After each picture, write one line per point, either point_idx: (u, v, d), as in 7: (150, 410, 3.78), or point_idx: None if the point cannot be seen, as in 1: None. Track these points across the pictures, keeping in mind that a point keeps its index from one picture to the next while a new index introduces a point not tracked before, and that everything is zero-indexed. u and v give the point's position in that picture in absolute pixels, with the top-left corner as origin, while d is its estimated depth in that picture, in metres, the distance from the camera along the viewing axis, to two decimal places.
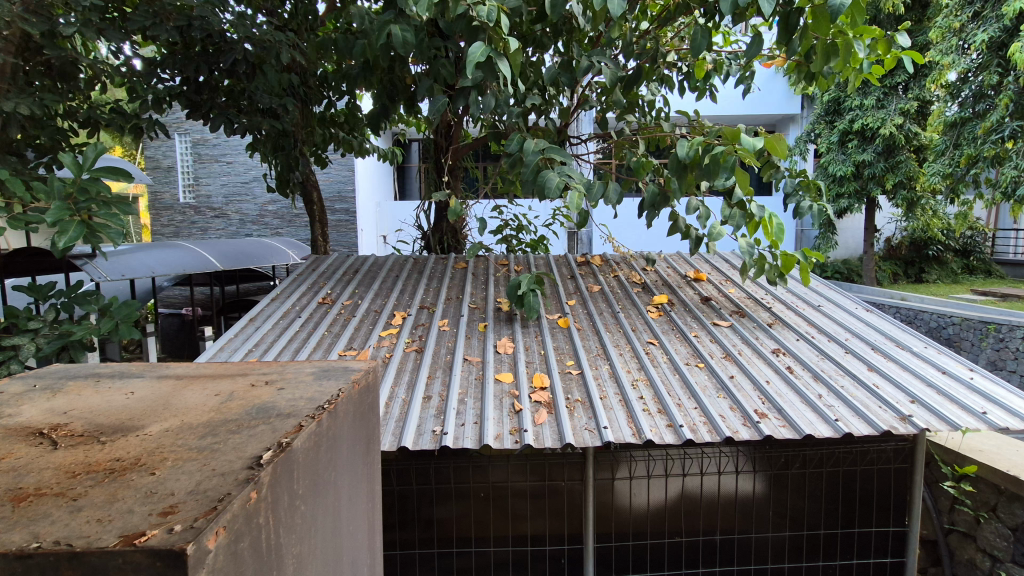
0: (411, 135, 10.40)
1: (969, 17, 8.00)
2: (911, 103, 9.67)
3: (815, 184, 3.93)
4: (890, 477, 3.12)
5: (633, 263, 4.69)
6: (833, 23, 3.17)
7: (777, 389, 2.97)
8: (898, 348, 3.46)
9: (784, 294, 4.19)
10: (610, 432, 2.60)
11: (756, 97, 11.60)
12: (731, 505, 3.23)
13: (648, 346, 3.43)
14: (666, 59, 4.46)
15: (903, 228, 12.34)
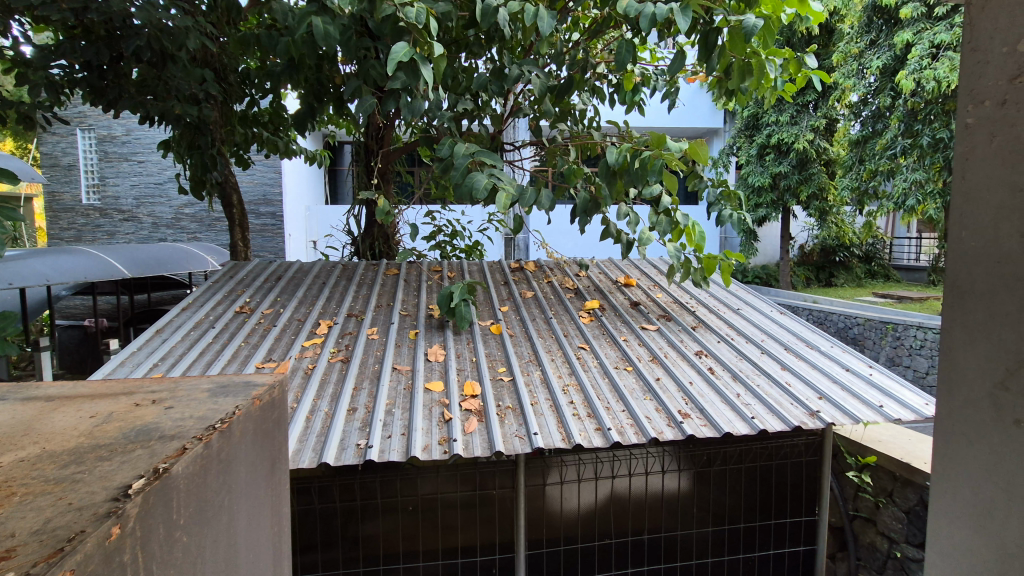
0: (343, 137, 10.14)
1: (866, 44, 8.86)
2: (820, 120, 10.47)
3: (736, 194, 4.14)
4: (802, 470, 3.30)
5: (566, 269, 4.75)
6: (747, 43, 3.35)
7: (699, 390, 3.10)
8: (808, 347, 3.70)
9: (707, 298, 4.38)
10: (540, 438, 2.60)
11: (682, 111, 12.21)
12: (658, 505, 3.32)
13: (579, 351, 3.47)
14: (596, 70, 4.57)
15: (814, 236, 13.36)
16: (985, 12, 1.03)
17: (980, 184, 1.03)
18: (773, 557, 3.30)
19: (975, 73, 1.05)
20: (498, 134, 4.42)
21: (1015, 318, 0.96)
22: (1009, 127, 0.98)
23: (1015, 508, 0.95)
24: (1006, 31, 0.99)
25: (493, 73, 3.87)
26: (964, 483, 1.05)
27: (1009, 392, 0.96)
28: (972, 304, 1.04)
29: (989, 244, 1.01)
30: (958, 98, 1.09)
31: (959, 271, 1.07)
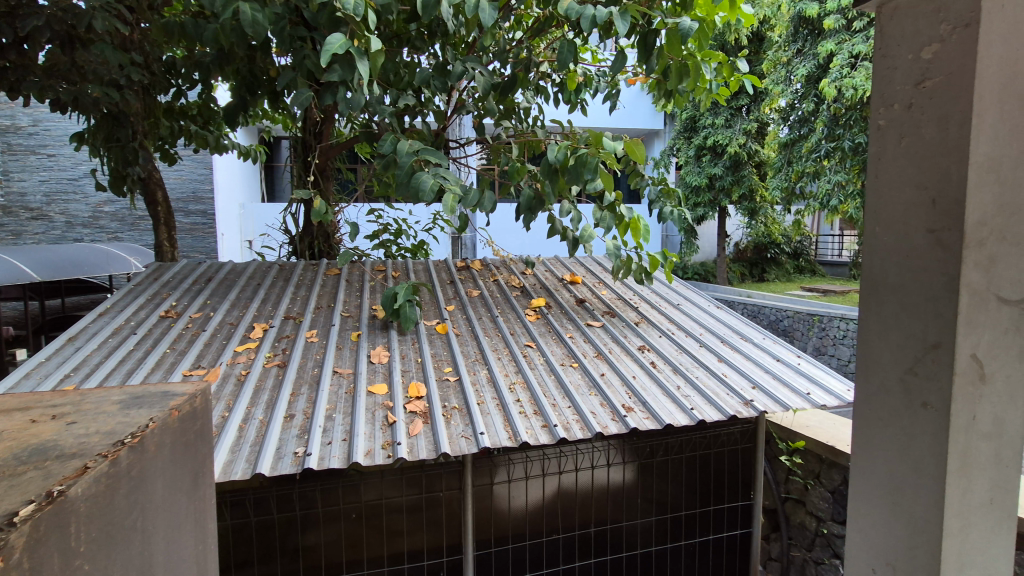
0: (279, 132, 9.74)
1: (793, 53, 9.42)
2: (752, 124, 11.01)
3: (675, 192, 4.27)
4: (738, 457, 3.45)
5: (512, 267, 4.76)
6: (683, 45, 3.45)
7: (642, 383, 3.17)
8: (743, 339, 3.87)
9: (649, 294, 4.50)
10: (486, 438, 2.58)
11: (623, 113, 12.53)
12: (604, 497, 3.38)
13: (525, 349, 3.48)
14: (539, 69, 4.59)
15: (747, 233, 14.07)
16: (894, 20, 1.10)
17: (891, 182, 1.09)
18: (712, 542, 3.43)
19: (885, 77, 1.12)
20: (442, 131, 4.35)
21: (923, 306, 1.02)
22: (915, 128, 1.05)
23: (924, 485, 1.02)
24: (913, 37, 1.06)
25: (436, 68, 3.82)
26: (879, 463, 1.11)
27: (918, 377, 1.03)
28: (886, 295, 1.10)
29: (900, 238, 1.07)
30: (872, 100, 1.15)
31: (875, 264, 1.13)
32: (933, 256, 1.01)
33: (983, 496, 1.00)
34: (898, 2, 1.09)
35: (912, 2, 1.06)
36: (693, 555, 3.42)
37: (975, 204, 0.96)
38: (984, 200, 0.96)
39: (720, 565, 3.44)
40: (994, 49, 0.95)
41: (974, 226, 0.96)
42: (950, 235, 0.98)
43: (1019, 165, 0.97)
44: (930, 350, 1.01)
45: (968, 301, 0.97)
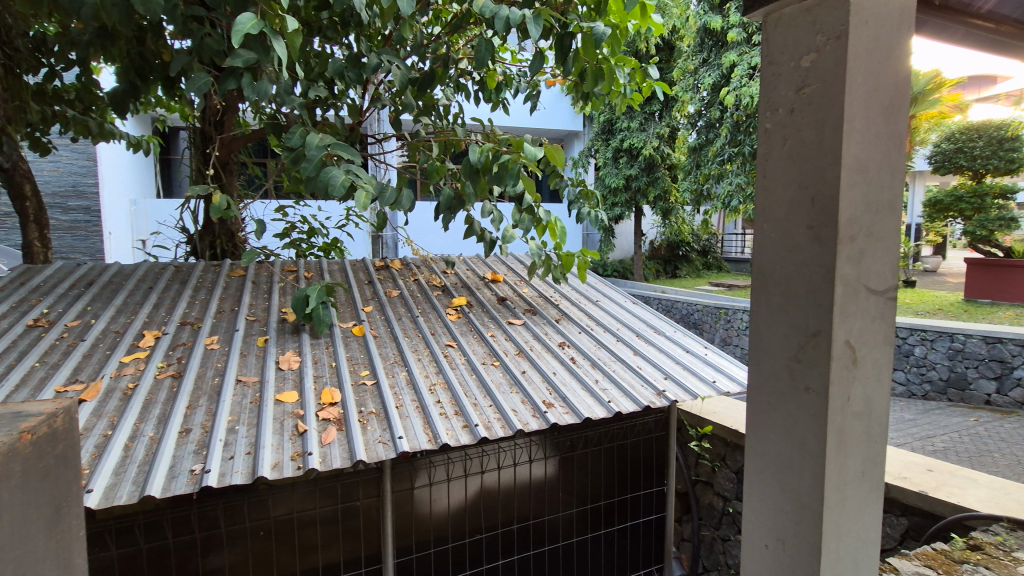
0: (175, 123, 8.96)
1: (700, 62, 10.05)
2: (664, 128, 11.53)
3: (593, 192, 4.38)
4: (653, 445, 3.62)
5: (432, 266, 4.67)
6: (597, 50, 3.56)
7: (562, 379, 3.23)
8: (656, 333, 4.05)
9: (568, 291, 4.59)
10: (405, 442, 2.51)
11: (543, 114, 12.75)
12: (526, 493, 3.41)
13: (446, 349, 3.42)
14: (457, 66, 4.52)
15: (661, 232, 14.81)
16: (777, 30, 1.18)
17: (776, 180, 1.16)
18: (630, 528, 3.56)
19: (771, 83, 1.19)
20: (357, 125, 4.19)
21: (804, 298, 1.10)
22: (796, 132, 1.12)
23: (805, 464, 1.10)
24: (794, 47, 1.13)
25: (349, 59, 3.66)
26: (769, 445, 1.18)
27: (802, 363, 1.10)
28: (773, 287, 1.18)
29: (784, 234, 1.15)
30: (760, 104, 1.22)
31: (763, 258, 1.20)
32: (812, 250, 1.08)
33: (856, 470, 1.09)
34: (782, 13, 1.16)
35: (793, 15, 1.14)
36: (612, 542, 3.53)
37: (846, 202, 1.04)
38: (854, 199, 1.05)
39: (637, 550, 3.57)
40: (861, 61, 1.04)
41: (846, 222, 1.04)
42: (827, 231, 1.05)
43: (882, 167, 1.07)
44: (810, 338, 1.09)
45: (841, 293, 1.05)
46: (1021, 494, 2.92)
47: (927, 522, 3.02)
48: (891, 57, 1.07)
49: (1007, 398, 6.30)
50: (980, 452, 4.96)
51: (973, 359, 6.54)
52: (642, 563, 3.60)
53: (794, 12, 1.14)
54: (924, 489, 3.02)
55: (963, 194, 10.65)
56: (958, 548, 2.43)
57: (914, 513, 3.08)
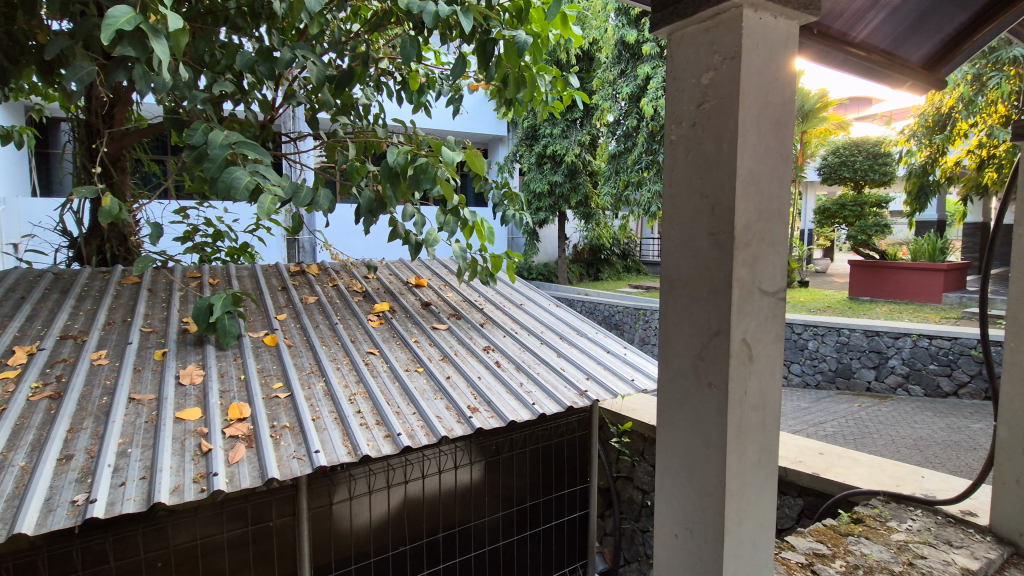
0: (55, 113, 8.04)
1: (617, 73, 10.56)
2: (585, 136, 11.88)
3: (517, 195, 4.41)
4: (576, 444, 3.72)
5: (353, 271, 4.52)
6: (519, 57, 3.61)
7: (486, 383, 3.23)
8: (578, 334, 4.16)
9: (493, 295, 4.61)
10: (322, 456, 2.40)
11: (467, 118, 12.78)
12: (451, 500, 3.36)
13: (367, 356, 3.31)
14: (378, 66, 4.41)
15: (583, 236, 15.28)
16: (680, 47, 1.24)
17: (680, 188, 1.22)
18: (555, 527, 3.63)
19: (674, 97, 1.25)
20: (268, 122, 3.96)
21: (706, 299, 1.17)
22: (698, 144, 1.19)
23: (710, 455, 1.16)
24: (695, 64, 1.20)
25: (260, 52, 3.43)
26: (677, 439, 1.24)
27: (705, 360, 1.17)
28: (678, 289, 1.23)
29: (688, 239, 1.21)
30: (665, 116, 1.28)
31: (669, 262, 1.26)
32: (712, 255, 1.15)
33: (753, 458, 1.17)
34: (684, 31, 1.23)
35: (694, 34, 1.20)
36: (538, 543, 3.57)
37: (741, 211, 1.11)
38: (748, 207, 1.13)
39: (562, 548, 3.64)
40: (752, 80, 1.12)
41: (741, 229, 1.12)
42: (726, 237, 1.12)
43: (772, 178, 1.15)
44: (713, 337, 1.15)
45: (738, 295, 1.12)
46: (895, 469, 3.29)
47: (819, 501, 3.32)
48: (778, 78, 1.16)
49: (883, 384, 7.08)
50: (862, 434, 5.53)
51: (856, 351, 7.30)
52: (567, 561, 3.68)
53: (694, 31, 1.21)
54: (816, 471, 3.31)
55: (847, 203, 11.90)
56: (845, 523, 2.69)
57: (808, 493, 3.36)
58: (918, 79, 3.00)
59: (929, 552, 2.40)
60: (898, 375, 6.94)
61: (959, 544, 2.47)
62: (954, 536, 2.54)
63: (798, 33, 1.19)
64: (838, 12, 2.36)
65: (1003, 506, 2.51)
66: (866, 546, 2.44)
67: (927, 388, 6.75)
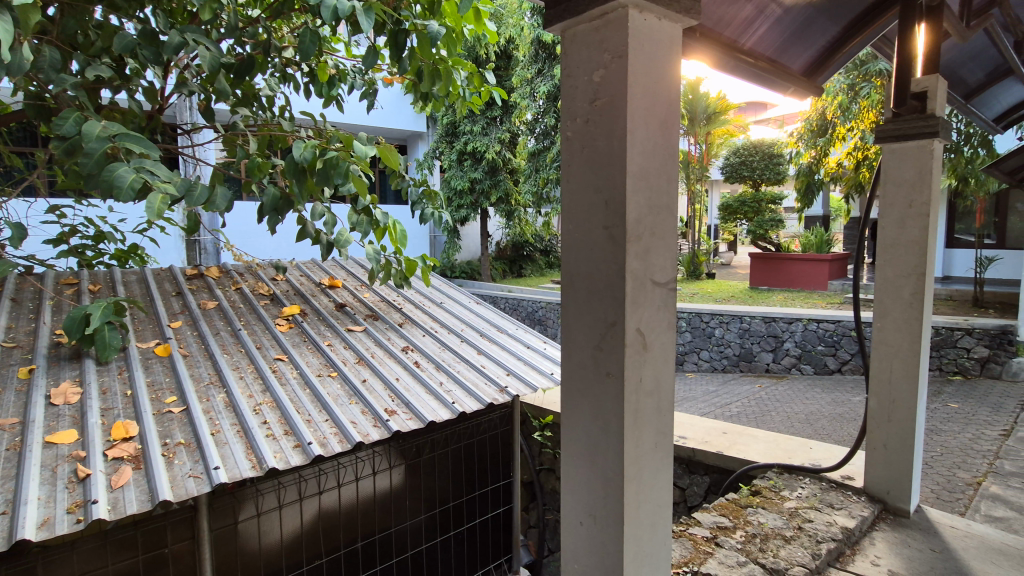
0: None
1: (535, 72, 10.73)
2: (505, 133, 11.88)
3: (436, 193, 4.32)
4: (498, 440, 3.74)
5: (259, 273, 4.26)
6: (432, 51, 3.54)
7: (405, 384, 3.15)
8: (499, 331, 4.18)
9: (412, 295, 4.51)
10: (222, 472, 2.24)
11: (384, 113, 12.47)
12: (371, 507, 3.26)
13: (275, 363, 3.11)
14: (283, 55, 4.15)
15: (506, 233, 15.38)
16: (574, 44, 1.26)
17: (576, 184, 1.25)
18: (479, 525, 3.62)
19: (569, 94, 1.27)
20: (156, 113, 3.63)
21: (603, 292, 1.20)
22: (592, 140, 1.21)
23: (610, 442, 1.20)
24: (587, 62, 1.22)
25: (143, 34, 3.08)
26: (580, 430, 1.27)
27: (603, 351, 1.20)
28: (577, 283, 1.25)
29: (585, 234, 1.23)
30: (560, 114, 1.30)
31: (569, 256, 1.28)
32: (607, 248, 1.18)
33: (651, 442, 1.23)
34: (576, 29, 1.25)
35: (585, 32, 1.23)
36: (461, 542, 3.54)
37: (631, 205, 1.15)
38: (638, 203, 1.17)
39: (487, 544, 3.64)
40: (639, 81, 1.16)
41: (633, 223, 1.16)
42: (619, 231, 1.16)
43: (659, 174, 1.21)
44: (610, 328, 1.19)
45: (631, 286, 1.17)
46: (788, 443, 3.59)
47: (723, 477, 3.56)
48: (663, 79, 1.21)
49: (780, 365, 7.73)
50: (762, 412, 6.01)
51: (756, 336, 7.92)
52: (492, 556, 3.68)
53: (585, 29, 1.23)
54: (720, 449, 3.55)
55: (746, 200, 12.90)
56: (744, 496, 2.90)
57: (714, 471, 3.60)
58: (800, 85, 3.25)
59: (815, 516, 2.65)
60: (792, 356, 7.61)
61: (839, 506, 2.75)
62: (835, 499, 2.83)
63: (681, 36, 1.26)
64: (729, 20, 2.52)
65: (875, 469, 2.84)
66: (762, 516, 2.65)
67: (816, 367, 7.45)
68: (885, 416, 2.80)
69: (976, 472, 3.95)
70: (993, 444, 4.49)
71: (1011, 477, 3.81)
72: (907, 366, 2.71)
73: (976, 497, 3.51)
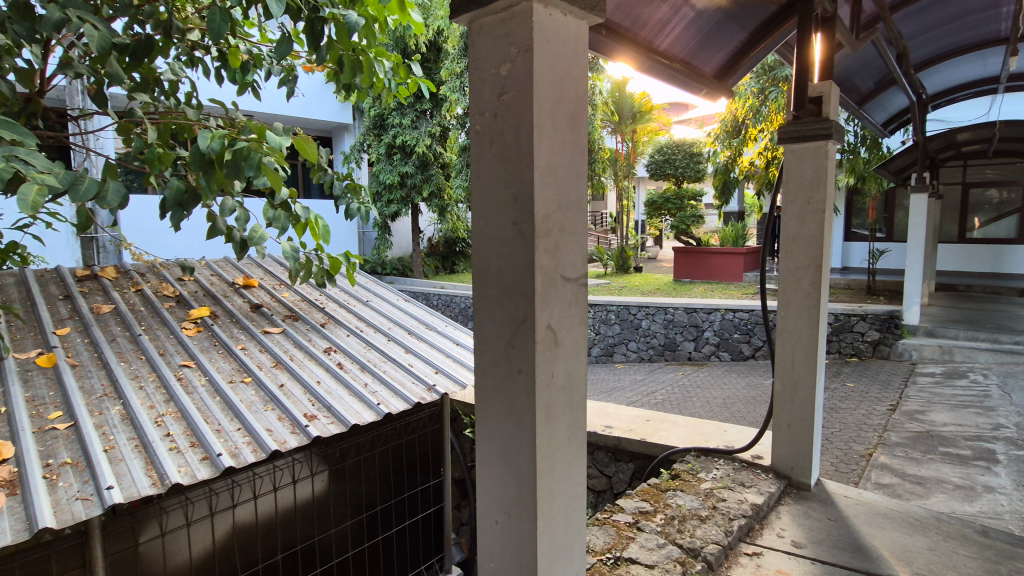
0: None
1: (464, 66, 10.62)
2: (435, 127, 11.68)
3: (361, 187, 4.14)
4: (427, 439, 3.69)
5: (163, 273, 3.94)
6: (353, 41, 3.37)
7: (327, 387, 3.02)
8: (427, 328, 4.10)
9: (336, 293, 4.34)
10: (117, 492, 2.05)
11: (307, 103, 11.92)
12: (292, 517, 3.11)
13: (181, 370, 2.88)
14: (188, 37, 3.83)
15: (438, 229, 15.18)
16: (481, 36, 1.23)
17: (485, 179, 1.23)
18: (409, 527, 3.56)
19: (476, 87, 1.25)
20: (34, 95, 3.21)
21: (513, 288, 1.19)
22: (500, 135, 1.20)
23: (522, 439, 1.19)
24: (494, 55, 1.20)
25: (14, 7, 2.71)
26: (494, 428, 1.25)
27: (515, 348, 1.20)
28: (489, 280, 1.24)
29: (495, 229, 1.22)
30: (469, 107, 1.27)
31: (479, 253, 1.26)
32: (517, 245, 1.18)
33: (563, 437, 1.24)
34: (482, 21, 1.23)
35: (491, 24, 1.21)
36: (391, 546, 3.46)
37: (540, 201, 1.15)
38: (547, 198, 1.17)
39: (417, 546, 3.59)
40: (545, 76, 1.16)
41: (541, 218, 1.16)
42: (528, 226, 1.15)
43: (568, 170, 1.22)
44: (521, 325, 1.18)
45: (541, 281, 1.17)
46: (706, 427, 3.79)
47: (647, 463, 3.70)
48: (571, 75, 1.22)
49: (701, 353, 8.15)
50: (685, 399, 6.31)
51: (679, 326, 8.31)
52: (423, 558, 3.63)
53: (492, 22, 1.21)
54: (643, 437, 3.69)
55: (670, 196, 13.50)
56: (664, 480, 3.03)
57: (638, 457, 3.73)
58: (712, 86, 3.43)
59: (728, 494, 2.80)
60: (711, 345, 8.06)
61: (749, 484, 2.94)
62: (746, 478, 3.02)
63: (587, 33, 1.27)
64: (645, 19, 2.60)
65: (781, 448, 3.05)
66: (681, 498, 2.77)
67: (733, 354, 7.93)
68: (789, 397, 3.01)
69: (868, 444, 4.36)
70: (883, 418, 4.97)
71: (896, 448, 4.23)
72: (807, 351, 2.94)
73: (868, 467, 3.87)
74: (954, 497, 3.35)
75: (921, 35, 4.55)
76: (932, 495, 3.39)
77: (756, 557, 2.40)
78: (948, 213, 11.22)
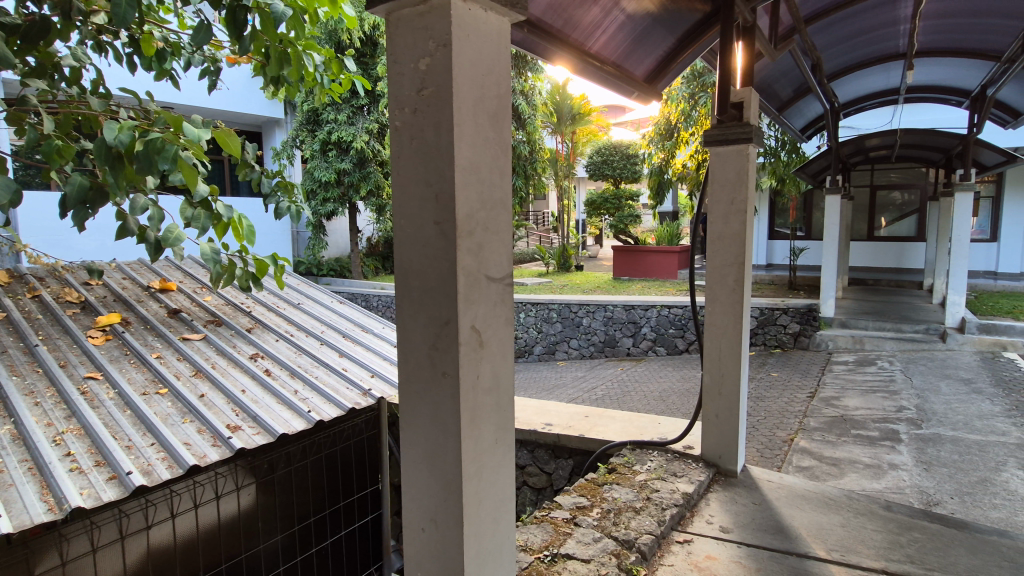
0: None
1: None
2: (373, 123, 11.34)
3: (292, 185, 3.94)
4: (364, 446, 3.55)
5: (66, 277, 3.61)
6: (279, 32, 3.19)
7: (252, 396, 2.86)
8: (363, 331, 3.97)
9: (265, 296, 4.13)
10: (4, 521, 1.86)
11: (233, 95, 11.30)
12: (216, 535, 2.95)
13: (85, 383, 2.64)
14: (91, 19, 3.51)
15: (378, 229, 14.81)
16: (399, 28, 1.19)
17: (406, 177, 1.19)
18: (344, 538, 3.45)
19: (395, 82, 1.20)
20: None
21: (436, 290, 1.16)
22: (420, 132, 1.16)
23: (447, 443, 1.17)
24: (412, 49, 1.17)
25: None
26: (419, 433, 1.22)
27: (439, 350, 1.17)
28: (411, 281, 1.21)
29: (416, 229, 1.18)
30: (388, 102, 1.23)
31: (401, 253, 1.22)
32: (439, 244, 1.15)
33: (490, 438, 1.22)
34: (400, 13, 1.18)
35: (408, 16, 1.17)
36: (326, 558, 3.34)
37: (461, 200, 1.13)
38: (469, 197, 1.15)
39: (353, 556, 3.49)
40: (465, 72, 1.14)
41: (463, 218, 1.14)
42: (450, 226, 1.13)
43: (491, 168, 1.20)
44: (444, 327, 1.16)
45: (464, 282, 1.14)
46: (642, 420, 3.89)
47: (585, 458, 3.76)
48: (492, 72, 1.21)
49: (639, 348, 8.40)
50: (624, 393, 6.48)
51: (618, 322, 8.54)
52: (359, 567, 3.54)
53: (410, 14, 1.17)
54: (582, 432, 3.75)
55: (608, 196, 13.84)
56: (601, 474, 3.09)
57: (577, 453, 3.78)
58: (643, 89, 3.54)
59: (661, 485, 2.89)
60: (648, 340, 8.33)
61: (681, 474, 3.05)
62: (678, 468, 3.13)
63: (508, 30, 1.25)
64: (576, 21, 2.63)
65: (710, 438, 3.18)
66: (616, 491, 2.83)
67: (668, 348, 8.24)
68: (716, 389, 3.15)
69: (790, 430, 4.64)
70: (803, 405, 5.31)
71: (814, 432, 4.53)
72: (732, 344, 3.08)
73: (790, 452, 4.12)
74: (864, 475, 3.63)
75: (834, 47, 4.87)
76: (845, 474, 3.65)
77: (687, 544, 2.49)
78: (859, 213, 12.15)
